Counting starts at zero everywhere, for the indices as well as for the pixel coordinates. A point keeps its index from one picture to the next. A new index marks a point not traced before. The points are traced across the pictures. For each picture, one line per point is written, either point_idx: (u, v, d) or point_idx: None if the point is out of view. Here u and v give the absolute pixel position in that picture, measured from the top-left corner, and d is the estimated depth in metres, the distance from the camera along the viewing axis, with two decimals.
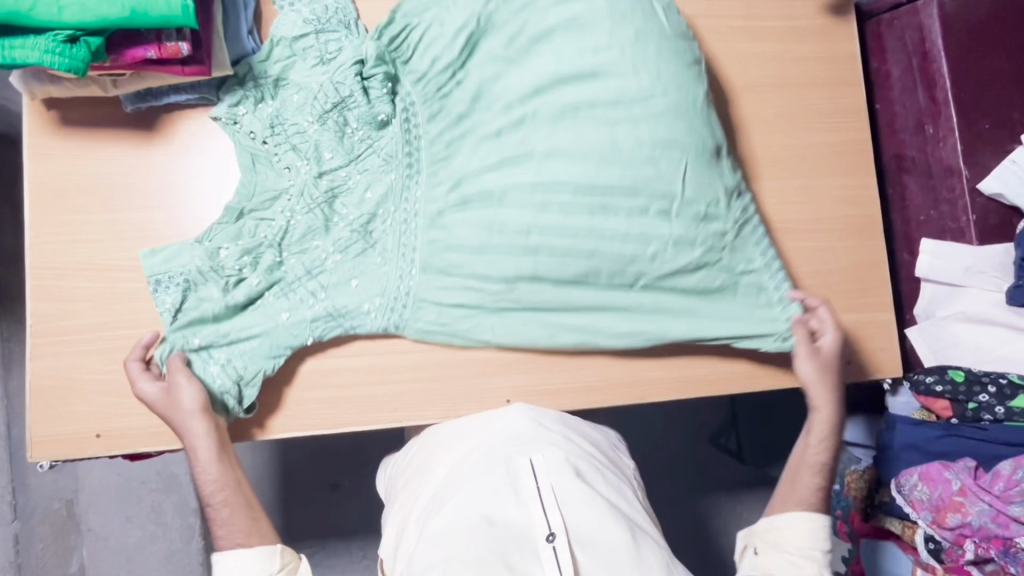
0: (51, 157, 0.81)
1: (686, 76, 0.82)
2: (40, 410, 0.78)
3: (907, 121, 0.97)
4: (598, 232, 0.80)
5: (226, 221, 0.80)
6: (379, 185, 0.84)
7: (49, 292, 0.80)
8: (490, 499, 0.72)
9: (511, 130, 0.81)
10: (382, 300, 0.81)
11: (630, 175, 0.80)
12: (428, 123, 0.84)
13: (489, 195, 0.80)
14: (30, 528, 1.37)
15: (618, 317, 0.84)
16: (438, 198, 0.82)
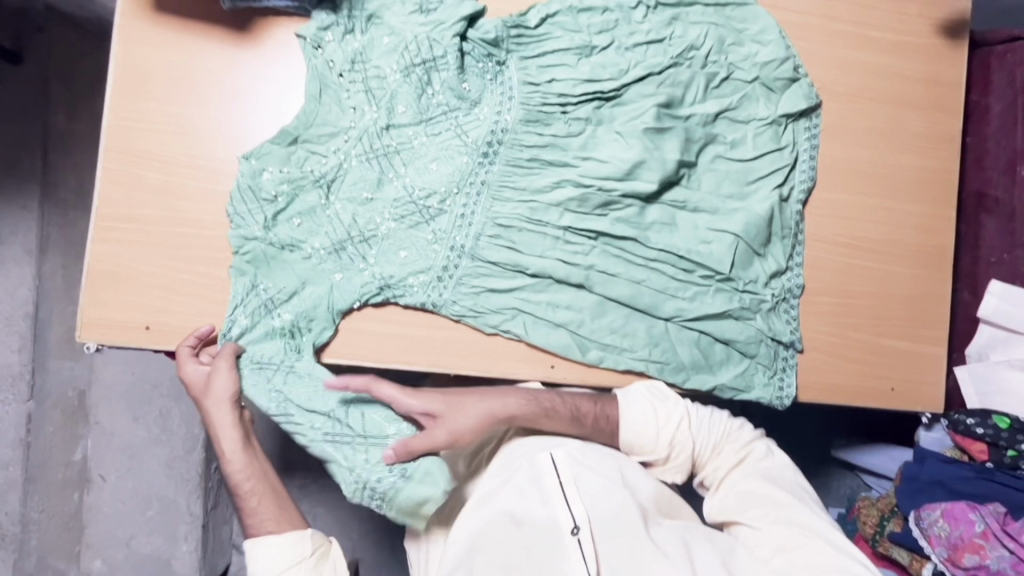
0: (138, 41, 0.80)
1: (743, 133, 0.87)
2: (94, 292, 0.78)
3: (999, 159, 0.95)
4: (638, 220, 0.85)
5: (280, 144, 0.79)
6: (444, 158, 0.83)
7: (118, 177, 0.79)
8: (515, 497, 0.74)
9: (575, 133, 0.84)
10: (426, 275, 0.82)
11: (672, 164, 0.84)
12: (511, 104, 0.84)
13: (544, 189, 0.83)
14: (43, 411, 1.39)
15: (642, 320, 0.85)
16: (498, 183, 0.83)
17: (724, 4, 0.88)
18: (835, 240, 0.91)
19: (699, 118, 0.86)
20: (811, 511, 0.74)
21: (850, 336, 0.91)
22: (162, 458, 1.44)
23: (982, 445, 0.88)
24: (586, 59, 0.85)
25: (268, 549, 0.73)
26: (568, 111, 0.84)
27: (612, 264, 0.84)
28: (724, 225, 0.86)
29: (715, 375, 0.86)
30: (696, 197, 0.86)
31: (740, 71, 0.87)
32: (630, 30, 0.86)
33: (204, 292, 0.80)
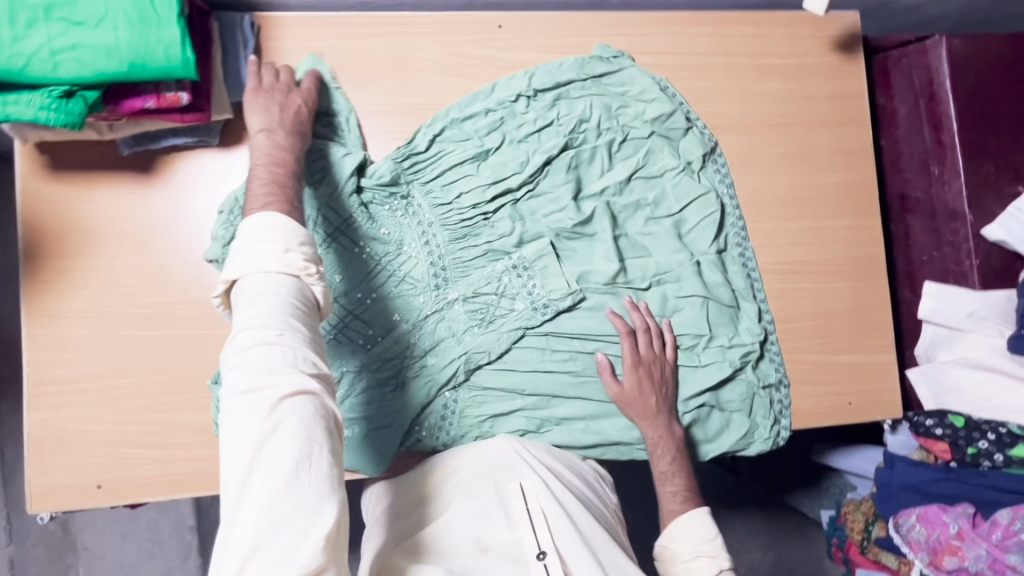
0: (48, 202, 0.79)
1: (661, 188, 0.89)
2: (41, 461, 0.77)
3: (913, 160, 0.97)
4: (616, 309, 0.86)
5: None
6: (401, 304, 0.82)
7: (45, 341, 0.78)
8: (481, 520, 0.72)
9: (520, 249, 0.85)
10: (432, 421, 0.83)
11: (618, 243, 0.87)
12: (437, 234, 0.84)
13: (509, 309, 0.84)
14: (26, 551, 1.36)
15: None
16: (456, 307, 0.83)
17: (598, 74, 0.88)
18: (770, 268, 0.92)
19: (612, 188, 0.88)
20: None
21: (802, 359, 0.92)
22: (157, 573, 1.41)
23: (942, 443, 0.89)
24: (485, 164, 0.85)
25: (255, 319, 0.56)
26: (490, 216, 0.85)
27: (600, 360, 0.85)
28: (689, 289, 0.87)
29: (714, 442, 0.89)
30: (648, 263, 0.87)
31: (634, 130, 0.88)
32: (517, 122, 0.86)
33: (152, 440, 0.79)
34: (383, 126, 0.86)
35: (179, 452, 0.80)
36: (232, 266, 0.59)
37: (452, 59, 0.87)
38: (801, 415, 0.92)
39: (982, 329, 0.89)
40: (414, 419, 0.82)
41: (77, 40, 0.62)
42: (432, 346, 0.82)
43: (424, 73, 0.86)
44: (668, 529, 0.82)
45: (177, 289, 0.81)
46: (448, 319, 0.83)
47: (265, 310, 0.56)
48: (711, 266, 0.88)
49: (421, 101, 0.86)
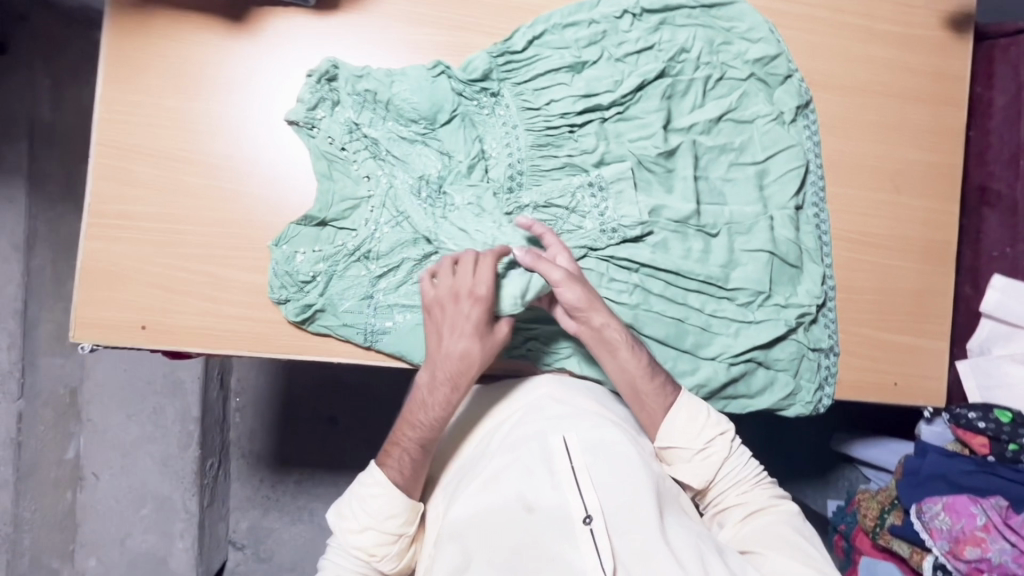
0: (136, 36, 0.78)
1: (749, 134, 0.86)
2: (90, 292, 0.76)
3: (1002, 153, 0.95)
4: (682, 251, 0.84)
5: (306, 224, 0.78)
6: (473, 203, 0.80)
7: (110, 171, 0.77)
8: (524, 478, 0.70)
9: (597, 166, 0.82)
10: None
11: (697, 182, 0.85)
12: (520, 138, 0.81)
13: (579, 227, 0.82)
14: (35, 409, 1.32)
15: (689, 360, 0.84)
16: (525, 213, 0.81)
17: (708, 4, 0.86)
18: (841, 235, 0.91)
19: (701, 126, 0.85)
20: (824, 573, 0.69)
21: (855, 331, 0.91)
22: (154, 455, 1.43)
23: (981, 437, 0.88)
24: (579, 75, 0.82)
25: (375, 500, 0.72)
26: (576, 130, 0.82)
27: (655, 299, 0.83)
28: (758, 242, 0.85)
29: (755, 399, 0.87)
30: (722, 208, 0.85)
31: (733, 70, 0.86)
32: (618, 40, 0.83)
33: (201, 290, 0.78)
34: (481, 18, 0.83)
35: (226, 308, 0.79)
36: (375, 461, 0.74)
37: None
38: (845, 386, 0.90)
39: None
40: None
41: None
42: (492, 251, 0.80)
43: None
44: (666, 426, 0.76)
45: (249, 144, 0.79)
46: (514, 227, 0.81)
47: (360, 521, 0.72)
48: (788, 223, 0.86)
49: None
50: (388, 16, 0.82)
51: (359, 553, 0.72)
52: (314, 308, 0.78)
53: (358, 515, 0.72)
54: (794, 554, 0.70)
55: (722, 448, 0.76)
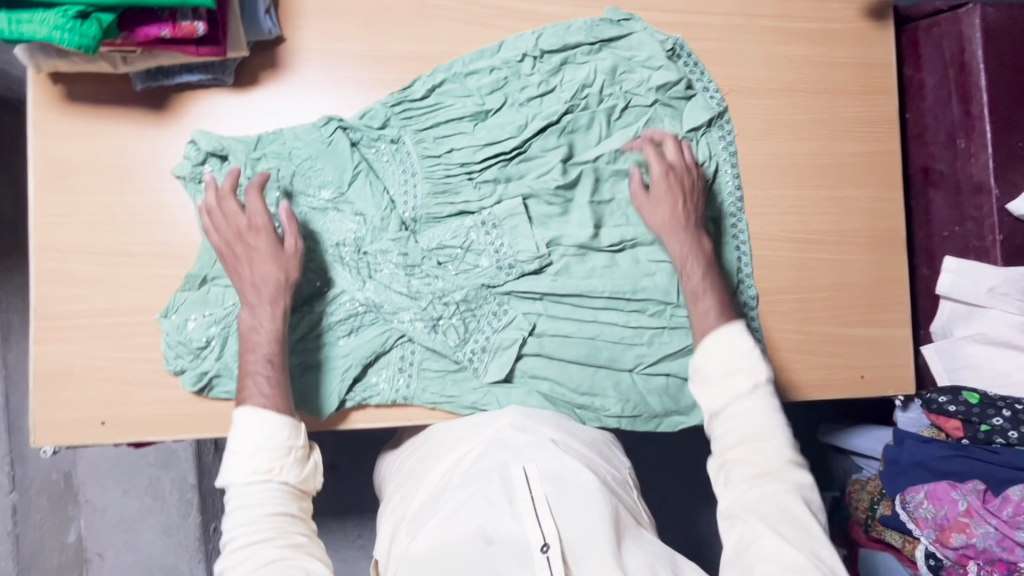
0: (56, 136, 0.78)
1: None
2: (46, 395, 0.77)
3: (938, 133, 0.94)
4: (587, 278, 0.85)
5: (191, 288, 0.79)
6: (382, 254, 0.81)
7: (50, 275, 0.77)
8: (485, 509, 0.68)
9: (491, 204, 0.83)
10: (389, 371, 0.81)
11: (598, 209, 0.86)
12: (419, 186, 0.82)
13: (474, 266, 0.83)
14: (28, 499, 1.35)
15: (609, 376, 0.85)
16: (422, 260, 0.82)
17: (607, 37, 0.86)
18: (787, 237, 0.91)
19: (606, 154, 0.86)
20: (812, 541, 0.65)
21: (813, 330, 0.91)
22: (159, 526, 1.41)
23: (953, 420, 0.88)
24: (482, 124, 0.84)
25: (248, 428, 0.71)
26: (475, 175, 0.83)
27: (562, 323, 0.84)
28: (663, 255, 0.86)
29: (687, 415, 0.87)
30: (630, 232, 0.86)
31: (637, 98, 0.87)
32: (520, 85, 0.85)
33: (155, 379, 0.79)
34: (397, 74, 0.84)
35: (181, 393, 0.79)
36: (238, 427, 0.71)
37: (470, 7, 0.85)
38: (811, 385, 0.90)
39: (1003, 305, 0.86)
40: (361, 368, 0.80)
41: None
42: (386, 299, 0.81)
43: (443, 22, 0.85)
44: (715, 335, 0.75)
45: (186, 228, 0.80)
46: (408, 273, 0.81)
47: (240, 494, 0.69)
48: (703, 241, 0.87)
49: (437, 49, 0.85)
50: (309, 84, 0.83)
51: (258, 477, 0.70)
52: (208, 373, 0.78)
53: (241, 455, 0.70)
54: (787, 531, 0.65)
55: (748, 386, 0.72)
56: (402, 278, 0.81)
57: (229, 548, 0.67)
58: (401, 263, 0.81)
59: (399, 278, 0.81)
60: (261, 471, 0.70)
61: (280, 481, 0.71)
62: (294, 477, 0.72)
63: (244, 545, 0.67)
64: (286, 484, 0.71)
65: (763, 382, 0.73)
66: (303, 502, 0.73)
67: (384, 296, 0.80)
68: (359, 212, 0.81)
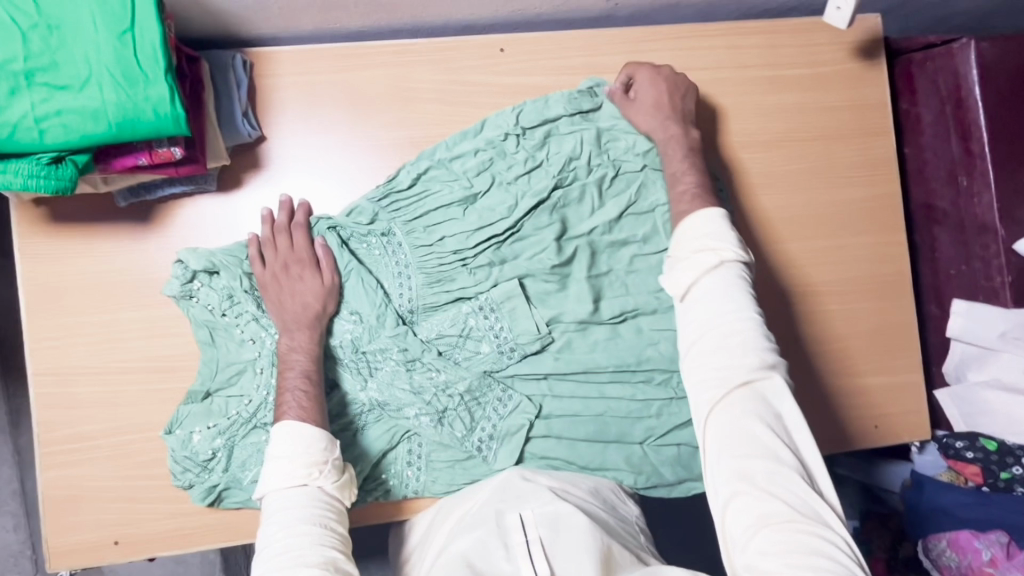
0: (45, 258, 0.77)
1: (652, 222, 0.84)
2: (58, 521, 0.77)
3: (938, 170, 0.92)
4: (590, 353, 0.83)
5: (194, 402, 0.78)
6: (380, 350, 0.80)
7: (51, 399, 0.77)
8: (478, 550, 0.68)
9: (486, 289, 0.82)
10: (399, 467, 0.81)
11: (597, 280, 0.84)
12: (413, 277, 0.81)
13: (475, 354, 0.82)
14: None
15: (619, 451, 0.83)
16: (422, 352, 0.81)
17: (591, 106, 0.84)
18: (791, 291, 0.89)
19: (600, 224, 0.84)
20: (784, 463, 0.63)
21: (826, 383, 0.89)
22: None
23: (971, 467, 0.86)
24: (471, 208, 0.82)
25: (284, 436, 0.69)
26: (469, 261, 0.82)
27: (568, 402, 0.83)
28: (666, 323, 0.84)
29: (701, 481, 0.85)
30: (631, 302, 0.84)
31: (627, 163, 0.84)
32: (507, 164, 0.83)
33: (164, 494, 0.78)
34: (383, 162, 0.83)
35: (192, 506, 0.79)
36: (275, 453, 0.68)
37: (450, 86, 0.84)
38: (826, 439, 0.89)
39: (1014, 349, 0.84)
40: (371, 469, 0.80)
41: (63, 105, 0.59)
42: (390, 397, 0.80)
43: (425, 104, 0.83)
44: (702, 212, 0.73)
45: (183, 339, 0.79)
46: (410, 369, 0.80)
47: (281, 517, 0.65)
48: None
49: (421, 133, 0.83)
50: (296, 181, 0.82)
51: (297, 480, 0.67)
52: (218, 487, 0.77)
53: (277, 460, 0.68)
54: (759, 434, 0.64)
55: (715, 260, 0.70)
56: (403, 372, 0.80)
57: (265, 558, 0.63)
58: (401, 357, 0.80)
59: (400, 373, 0.80)
60: (300, 475, 0.67)
61: (319, 487, 0.68)
62: (331, 484, 0.69)
63: (281, 553, 0.63)
64: (324, 490, 0.68)
65: (732, 267, 0.71)
66: (339, 511, 0.69)
67: (387, 393, 0.80)
68: (354, 309, 0.80)
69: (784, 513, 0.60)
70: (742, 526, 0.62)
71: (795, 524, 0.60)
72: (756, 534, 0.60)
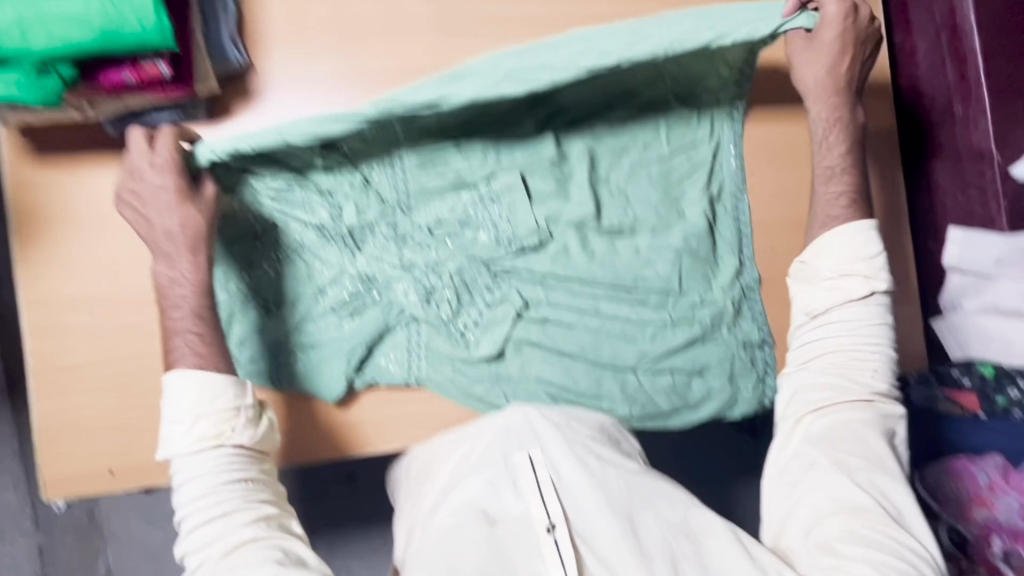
0: (34, 187, 0.77)
1: (656, 124, 0.84)
2: (52, 449, 0.77)
3: (935, 102, 0.91)
4: (592, 255, 0.83)
5: None
6: (369, 228, 0.80)
7: (43, 328, 0.77)
8: (487, 492, 0.72)
9: (485, 179, 0.81)
10: (397, 352, 0.81)
11: (597, 175, 0.83)
12: (412, 161, 0.79)
13: (471, 240, 0.81)
14: (53, 539, 1.32)
15: (614, 379, 0.83)
16: (415, 231, 0.80)
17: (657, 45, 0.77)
18: (784, 221, 0.89)
19: (605, 127, 0.83)
20: (879, 469, 0.73)
21: None
22: None
23: (969, 393, 0.86)
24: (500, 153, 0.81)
25: (186, 394, 0.69)
26: (467, 146, 0.80)
27: (564, 309, 0.82)
28: (664, 241, 0.84)
29: (695, 409, 0.85)
30: (629, 214, 0.84)
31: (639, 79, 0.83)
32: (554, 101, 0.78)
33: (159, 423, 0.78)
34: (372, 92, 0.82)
35: None
36: (176, 414, 0.69)
37: (439, 16, 0.83)
38: None
39: (1010, 274, 0.84)
40: (366, 348, 0.80)
41: (46, 11, 0.59)
42: (379, 271, 0.80)
43: (415, 33, 0.83)
44: (846, 227, 0.77)
45: None
46: (400, 244, 0.80)
47: (202, 484, 0.68)
48: (710, 217, 0.85)
49: (409, 62, 0.82)
50: (287, 112, 0.81)
51: (206, 443, 0.69)
52: None
53: (179, 421, 0.69)
54: (847, 445, 0.74)
55: (866, 288, 0.77)
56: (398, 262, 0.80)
57: (191, 517, 0.68)
58: (395, 241, 0.80)
59: (396, 258, 0.80)
60: (212, 437, 0.69)
61: (233, 445, 0.70)
62: (246, 437, 0.71)
63: (207, 513, 0.67)
64: (236, 445, 0.70)
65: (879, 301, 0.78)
66: (257, 459, 0.72)
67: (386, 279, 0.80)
68: (340, 187, 0.78)
69: (871, 508, 0.70)
70: (814, 511, 0.72)
71: (875, 520, 0.70)
72: (832, 522, 0.70)
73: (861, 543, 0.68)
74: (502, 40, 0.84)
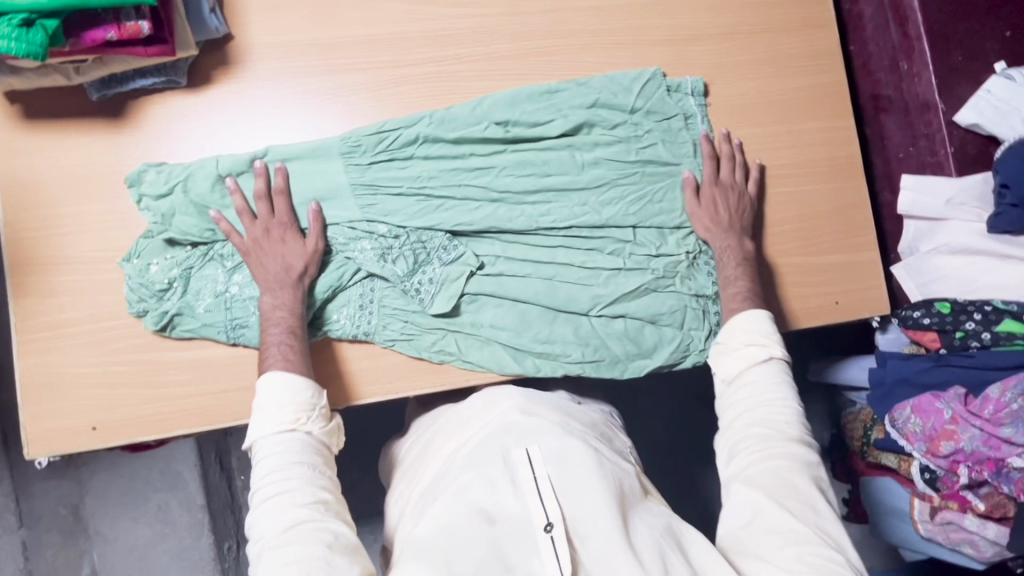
0: (19, 154, 0.80)
1: (612, 88, 0.88)
2: (36, 407, 0.78)
3: (881, 59, 0.96)
4: (546, 212, 0.86)
5: (151, 236, 0.80)
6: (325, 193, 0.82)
7: (27, 289, 0.79)
8: (486, 489, 0.68)
9: (447, 147, 0.85)
10: (349, 307, 0.83)
11: (553, 138, 0.87)
12: (383, 136, 0.83)
13: (428, 200, 0.84)
14: (38, 535, 1.28)
15: (566, 324, 0.86)
16: (376, 193, 0.83)
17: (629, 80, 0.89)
18: (748, 174, 0.92)
19: (564, 94, 0.87)
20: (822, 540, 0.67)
21: (782, 264, 0.92)
22: (174, 551, 1.29)
23: (931, 332, 0.89)
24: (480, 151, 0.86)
25: (273, 387, 0.72)
26: (436, 119, 0.84)
27: (519, 264, 0.85)
28: (614, 195, 0.87)
29: (650, 357, 0.87)
30: (585, 170, 0.87)
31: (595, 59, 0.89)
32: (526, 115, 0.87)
33: (142, 380, 0.80)
34: (346, 58, 0.86)
35: (171, 392, 0.80)
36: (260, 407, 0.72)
37: None
38: (791, 316, 0.91)
39: (960, 215, 0.89)
40: (320, 304, 0.82)
41: None
42: (336, 232, 0.83)
43: (387, 3, 0.86)
44: (741, 313, 0.81)
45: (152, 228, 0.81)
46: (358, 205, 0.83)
47: (274, 465, 0.68)
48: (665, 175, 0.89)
49: (381, 31, 0.86)
50: (263, 80, 0.84)
51: (284, 428, 0.71)
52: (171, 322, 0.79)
53: (265, 408, 0.71)
54: (791, 505, 0.69)
55: (765, 356, 0.79)
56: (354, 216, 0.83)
57: (259, 498, 0.67)
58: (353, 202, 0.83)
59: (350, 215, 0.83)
60: (289, 422, 0.71)
61: (306, 433, 0.72)
62: (319, 429, 0.73)
63: (274, 495, 0.66)
64: (312, 436, 0.72)
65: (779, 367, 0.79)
66: (326, 456, 0.72)
67: (342, 238, 0.83)
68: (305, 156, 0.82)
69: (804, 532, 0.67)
70: (749, 511, 0.71)
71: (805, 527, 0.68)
72: (757, 513, 0.70)
73: (777, 537, 0.67)
74: (471, 9, 0.88)
